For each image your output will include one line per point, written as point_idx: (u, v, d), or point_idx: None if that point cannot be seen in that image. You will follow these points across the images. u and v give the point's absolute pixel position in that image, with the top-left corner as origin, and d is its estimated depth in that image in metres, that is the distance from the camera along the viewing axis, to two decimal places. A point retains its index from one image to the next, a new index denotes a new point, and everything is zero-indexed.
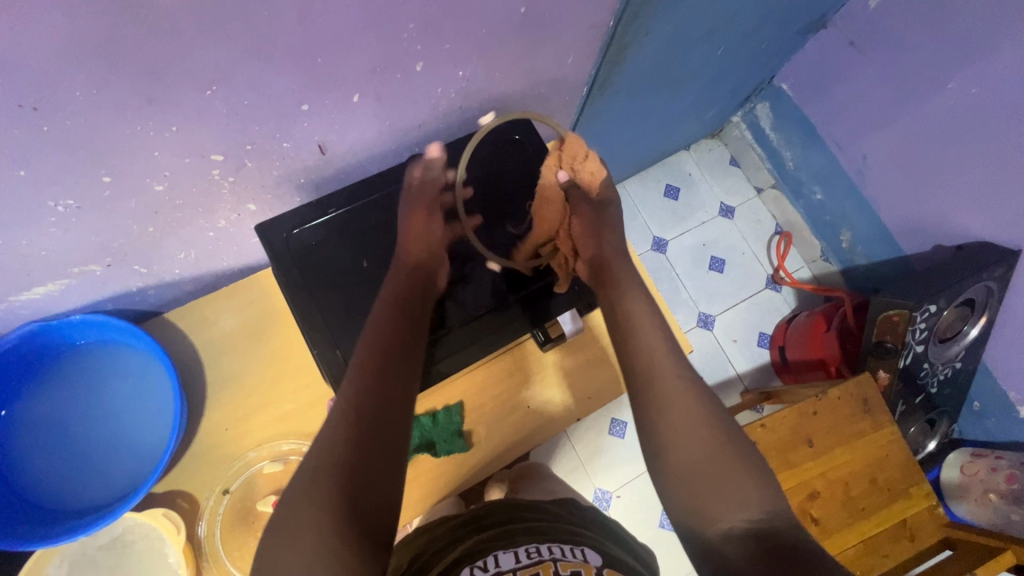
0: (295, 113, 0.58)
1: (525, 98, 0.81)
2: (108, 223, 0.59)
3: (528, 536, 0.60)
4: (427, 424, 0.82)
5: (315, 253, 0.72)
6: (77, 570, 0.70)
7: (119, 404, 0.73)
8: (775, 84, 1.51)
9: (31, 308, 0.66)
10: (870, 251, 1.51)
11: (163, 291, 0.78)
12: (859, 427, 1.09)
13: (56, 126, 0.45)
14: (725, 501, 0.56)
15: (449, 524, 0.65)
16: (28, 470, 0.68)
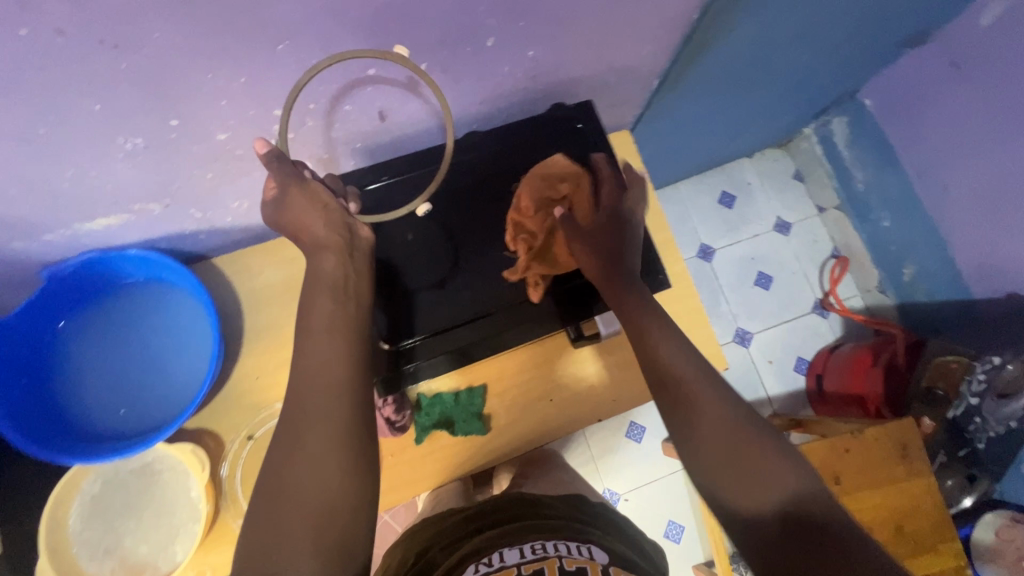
0: (361, 77, 0.57)
1: (592, 86, 0.78)
2: (171, 165, 0.60)
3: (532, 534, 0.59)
4: (449, 401, 0.82)
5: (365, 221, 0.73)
6: (107, 491, 0.72)
7: (161, 339, 0.75)
8: (857, 99, 1.42)
9: (93, 238, 0.68)
10: (933, 289, 1.41)
11: (214, 237, 0.80)
12: (892, 472, 1.03)
13: (133, 65, 0.45)
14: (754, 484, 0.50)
15: (455, 520, 0.66)
16: (75, 391, 0.72)
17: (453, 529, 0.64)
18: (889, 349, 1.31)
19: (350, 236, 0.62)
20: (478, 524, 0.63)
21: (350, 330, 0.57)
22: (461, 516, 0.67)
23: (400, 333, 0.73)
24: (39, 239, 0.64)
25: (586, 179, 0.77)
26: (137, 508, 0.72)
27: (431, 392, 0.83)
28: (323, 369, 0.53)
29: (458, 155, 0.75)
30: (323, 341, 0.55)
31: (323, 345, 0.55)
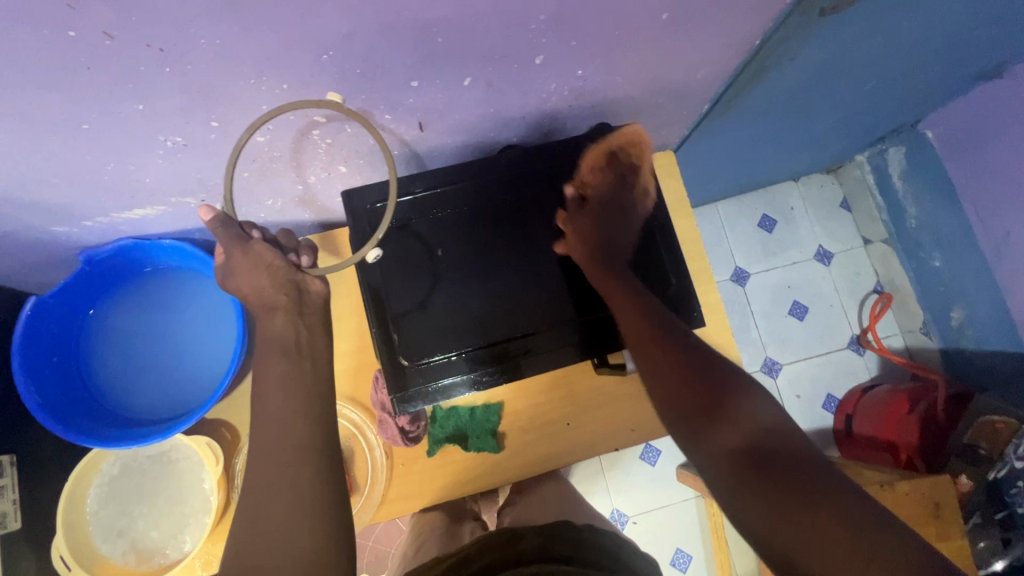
0: (403, 88, 0.56)
1: (640, 107, 0.75)
2: (209, 163, 0.60)
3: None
4: (463, 416, 0.81)
5: (393, 230, 0.70)
6: (125, 474, 0.74)
7: (186, 330, 0.76)
8: (918, 129, 1.34)
9: (130, 227, 0.69)
10: (981, 338, 1.33)
11: None
12: (921, 531, 0.98)
13: (178, 68, 0.45)
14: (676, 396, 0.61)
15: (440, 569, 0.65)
16: (104, 373, 0.74)
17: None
18: (927, 399, 1.26)
19: (299, 294, 0.64)
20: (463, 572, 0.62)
21: (304, 393, 0.60)
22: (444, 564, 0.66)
23: (418, 352, 0.69)
24: (79, 225, 0.65)
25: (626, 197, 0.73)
26: (151, 494, 0.73)
27: (447, 405, 0.82)
28: (279, 447, 0.56)
29: (494, 168, 0.71)
30: (278, 418, 0.58)
31: (274, 424, 0.58)
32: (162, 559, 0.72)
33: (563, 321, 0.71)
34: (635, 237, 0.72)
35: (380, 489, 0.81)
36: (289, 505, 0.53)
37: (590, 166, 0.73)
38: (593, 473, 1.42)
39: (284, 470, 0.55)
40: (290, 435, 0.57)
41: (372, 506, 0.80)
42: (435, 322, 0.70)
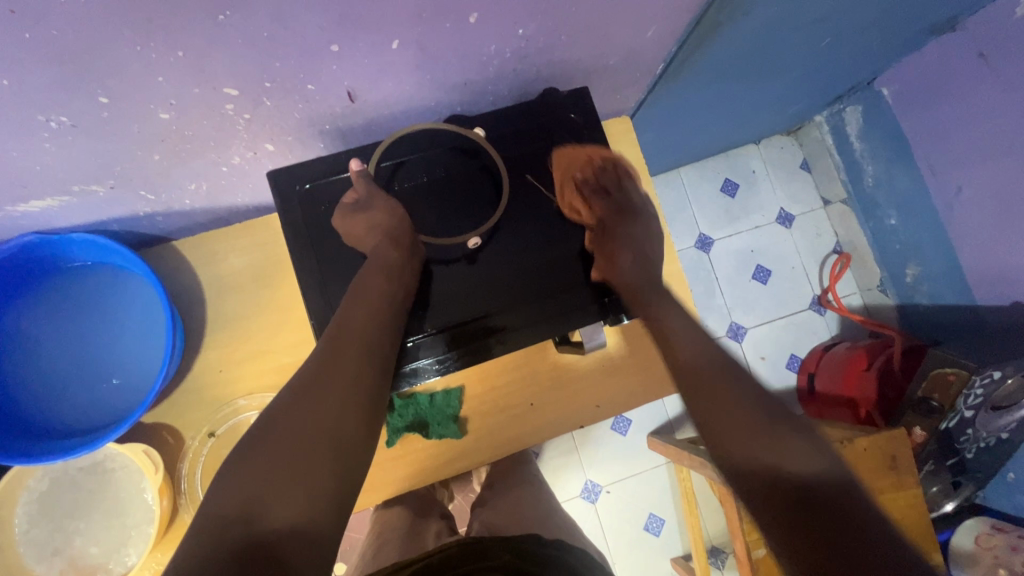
0: (323, 53, 0.50)
1: (591, 71, 0.71)
2: (108, 146, 0.53)
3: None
4: (423, 403, 0.78)
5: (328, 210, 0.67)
6: (54, 490, 0.68)
7: (111, 331, 0.70)
8: (874, 87, 1.34)
9: (29, 220, 0.62)
10: (934, 292, 1.37)
11: (172, 219, 0.74)
12: (878, 483, 1.01)
13: (41, 34, 0.38)
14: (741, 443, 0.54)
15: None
16: (19, 383, 0.67)
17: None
18: (885, 354, 1.29)
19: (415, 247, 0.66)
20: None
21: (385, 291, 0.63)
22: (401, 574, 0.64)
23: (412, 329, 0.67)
24: None
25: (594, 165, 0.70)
26: (86, 509, 0.68)
27: (406, 393, 0.78)
28: (357, 350, 0.57)
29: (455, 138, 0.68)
30: (361, 316, 0.59)
31: (353, 324, 0.59)
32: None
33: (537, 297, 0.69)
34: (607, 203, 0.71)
35: None
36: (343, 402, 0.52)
37: (588, 192, 0.73)
38: (566, 447, 1.43)
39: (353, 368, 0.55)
40: (368, 346, 0.58)
41: None
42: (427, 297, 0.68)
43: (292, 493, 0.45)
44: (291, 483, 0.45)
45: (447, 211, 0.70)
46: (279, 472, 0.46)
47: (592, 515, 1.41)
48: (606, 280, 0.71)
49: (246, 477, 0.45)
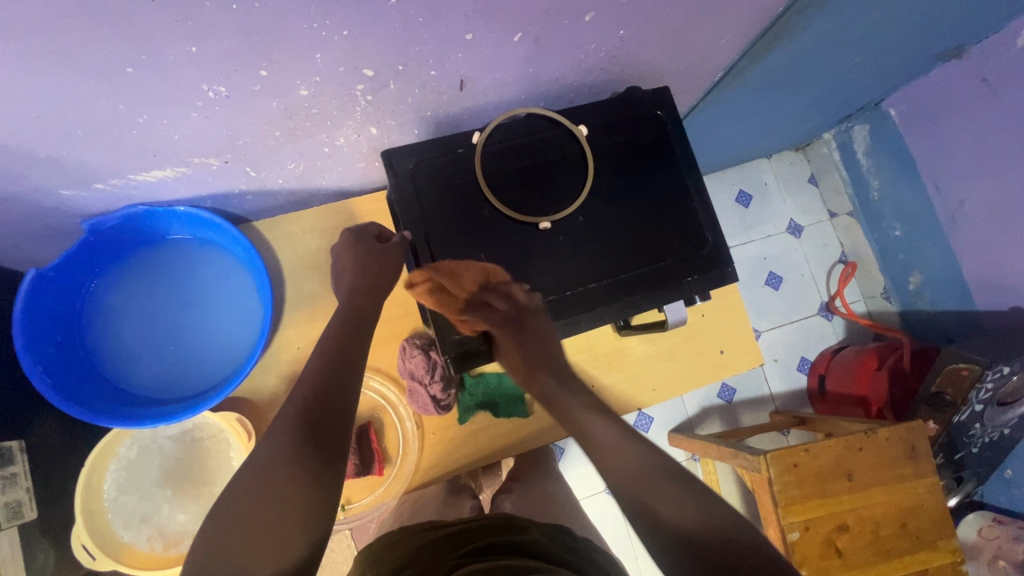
0: (457, 41, 0.55)
1: (664, 75, 0.77)
2: (244, 119, 0.57)
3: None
4: (492, 383, 0.82)
5: (422, 182, 0.63)
6: (145, 457, 0.69)
7: (200, 304, 0.72)
8: (881, 108, 1.44)
9: (141, 192, 0.64)
10: (937, 299, 1.47)
11: (259, 199, 0.77)
12: (900, 471, 1.08)
13: (244, 6, 0.42)
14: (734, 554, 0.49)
15: (428, 540, 0.68)
16: (112, 351, 0.69)
17: (435, 548, 0.66)
18: (894, 354, 1.38)
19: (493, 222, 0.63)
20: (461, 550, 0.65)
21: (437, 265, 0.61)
22: (440, 533, 0.69)
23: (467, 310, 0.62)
24: (89, 188, 0.60)
25: (670, 161, 0.68)
26: (178, 476, 0.69)
27: (476, 372, 0.82)
28: (339, 408, 0.55)
29: (545, 119, 0.66)
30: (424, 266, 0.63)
31: (343, 365, 0.58)
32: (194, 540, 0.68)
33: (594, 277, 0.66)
34: (678, 197, 0.68)
35: (412, 460, 0.80)
36: (307, 431, 0.52)
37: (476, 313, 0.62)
38: None
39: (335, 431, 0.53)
40: (353, 392, 0.57)
41: (405, 475, 0.79)
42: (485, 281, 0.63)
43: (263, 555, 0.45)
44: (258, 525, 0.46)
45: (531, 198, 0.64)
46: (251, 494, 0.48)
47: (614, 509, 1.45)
48: (678, 261, 0.67)
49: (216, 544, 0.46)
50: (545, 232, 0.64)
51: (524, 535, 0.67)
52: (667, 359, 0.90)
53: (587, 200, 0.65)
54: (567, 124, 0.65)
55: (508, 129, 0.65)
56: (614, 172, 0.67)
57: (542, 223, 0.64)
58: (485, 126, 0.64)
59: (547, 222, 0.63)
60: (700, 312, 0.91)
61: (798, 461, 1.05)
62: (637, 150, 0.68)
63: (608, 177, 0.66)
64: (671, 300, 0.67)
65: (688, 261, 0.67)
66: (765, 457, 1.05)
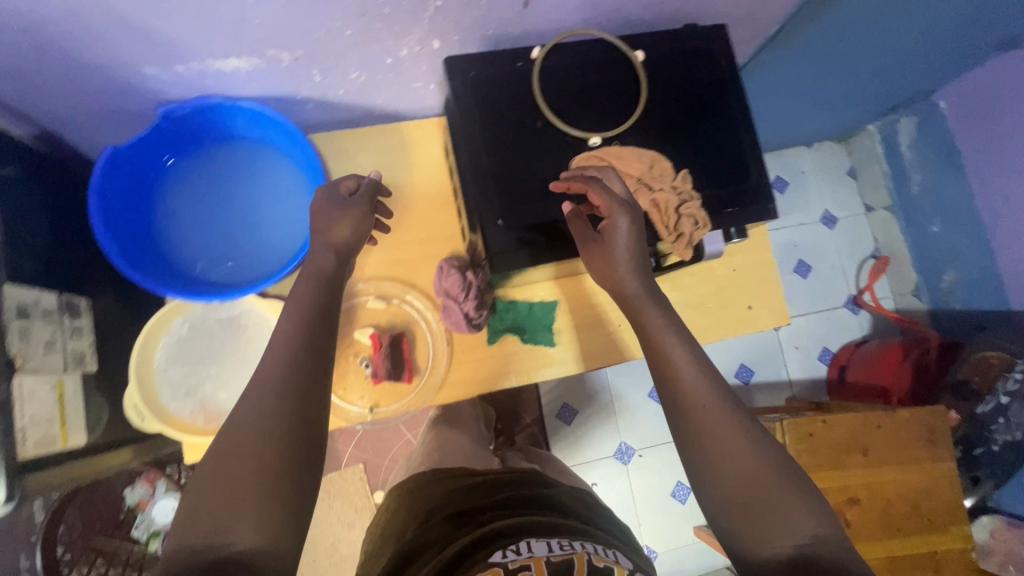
0: None
1: (721, 19, 0.78)
2: (321, 11, 0.60)
3: (522, 531, 0.58)
4: (522, 311, 0.85)
5: (484, 90, 0.65)
6: (194, 336, 0.73)
7: (255, 203, 0.76)
8: (932, 100, 1.39)
9: (214, 81, 0.68)
10: (970, 297, 1.45)
11: (318, 110, 0.81)
12: (917, 453, 1.07)
13: None
14: (773, 525, 0.52)
15: (457, 487, 0.71)
16: (173, 236, 0.74)
17: (465, 496, 0.68)
18: (919, 348, 1.37)
19: (553, 132, 0.65)
20: (491, 499, 0.66)
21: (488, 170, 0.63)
22: (474, 482, 0.71)
23: (509, 214, 0.63)
24: (171, 70, 0.64)
25: (721, 96, 0.69)
26: (224, 356, 0.73)
27: (508, 298, 0.86)
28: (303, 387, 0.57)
29: (605, 44, 0.67)
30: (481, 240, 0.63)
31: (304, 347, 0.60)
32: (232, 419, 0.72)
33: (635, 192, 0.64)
34: (726, 131, 0.69)
35: (440, 373, 0.83)
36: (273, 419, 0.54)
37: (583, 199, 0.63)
38: (604, 408, 1.48)
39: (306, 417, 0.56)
40: (314, 373, 0.59)
41: (432, 387, 0.82)
42: (531, 192, 0.64)
43: (250, 525, 0.49)
44: (240, 507, 0.50)
45: (584, 116, 0.65)
46: (230, 484, 0.51)
47: (622, 475, 1.46)
48: (719, 189, 0.67)
49: (201, 515, 0.49)
50: (595, 148, 0.65)
51: (551, 490, 0.68)
52: (694, 308, 0.91)
53: (637, 123, 0.66)
54: (625, 47, 0.66)
55: (565, 48, 0.67)
56: (665, 101, 0.68)
57: (591, 139, 0.65)
58: (545, 44, 0.66)
59: (596, 138, 0.64)
60: (731, 266, 0.93)
61: (815, 431, 1.05)
62: (690, 83, 0.69)
63: (660, 105, 0.67)
64: (710, 228, 0.66)
65: (731, 193, 0.67)
66: (782, 423, 1.05)
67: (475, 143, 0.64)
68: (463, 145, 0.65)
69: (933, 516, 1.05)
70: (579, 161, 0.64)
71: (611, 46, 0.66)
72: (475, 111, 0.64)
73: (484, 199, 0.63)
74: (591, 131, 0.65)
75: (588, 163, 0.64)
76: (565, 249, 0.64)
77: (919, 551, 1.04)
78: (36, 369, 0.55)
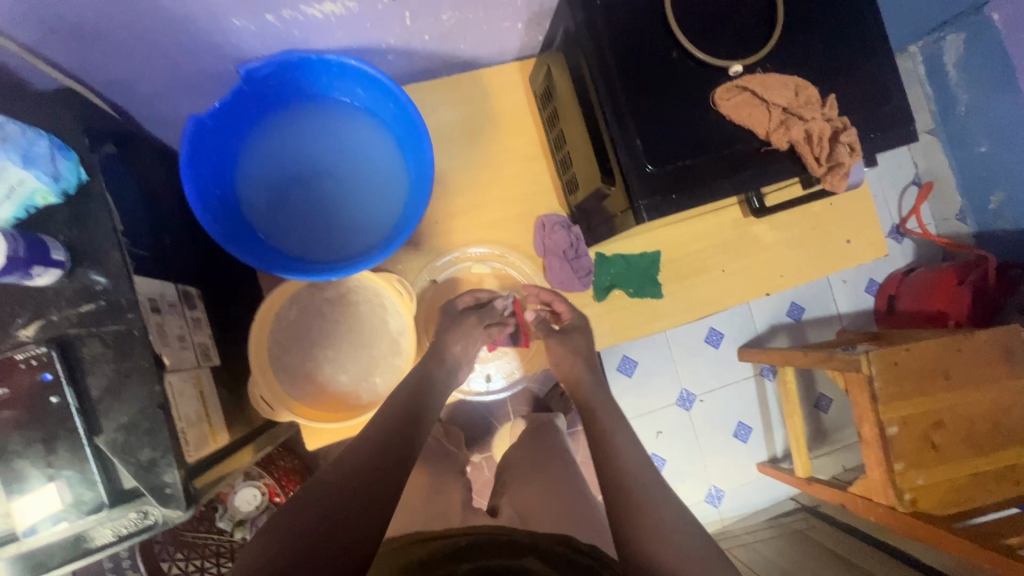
0: None
1: None
2: None
3: None
4: (624, 265, 0.82)
5: (612, 21, 0.59)
6: (304, 319, 0.68)
7: (346, 170, 0.69)
8: (984, 13, 1.27)
9: (300, 31, 0.60)
10: (1021, 217, 1.41)
11: (399, 60, 0.73)
12: (996, 372, 1.09)
13: None
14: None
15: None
16: (261, 215, 0.67)
17: None
18: (977, 270, 1.37)
19: (691, 64, 0.59)
20: None
21: (625, 112, 0.58)
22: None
23: (653, 155, 0.58)
24: (259, 19, 0.56)
25: (858, 9, 0.63)
26: (339, 337, 0.69)
27: (609, 251, 0.82)
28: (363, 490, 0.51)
29: None
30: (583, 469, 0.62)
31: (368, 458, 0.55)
32: (356, 400, 0.68)
33: (784, 125, 0.59)
34: (866, 48, 0.63)
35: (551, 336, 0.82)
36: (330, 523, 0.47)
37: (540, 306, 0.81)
38: (663, 358, 1.48)
39: (367, 508, 0.50)
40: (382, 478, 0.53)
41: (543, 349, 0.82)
42: (673, 130, 0.59)
43: None
44: None
45: (721, 43, 0.60)
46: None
47: (685, 420, 1.48)
48: (862, 114, 0.63)
49: None
50: (735, 77, 0.59)
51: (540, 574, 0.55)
52: (794, 246, 0.88)
53: (776, 46, 0.61)
54: None
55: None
56: (800, 20, 0.62)
57: (732, 68, 0.59)
58: None
59: (739, 66, 0.59)
60: (828, 200, 0.89)
61: (899, 360, 1.06)
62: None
63: (796, 25, 0.62)
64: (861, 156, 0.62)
65: (875, 118, 0.63)
66: (867, 355, 1.05)
67: (609, 84, 0.58)
68: (594, 85, 0.59)
69: (1013, 433, 1.08)
70: (719, 92, 0.59)
71: None
72: (605, 47, 0.59)
73: (625, 142, 0.58)
74: (729, 57, 0.60)
75: (732, 94, 0.59)
76: (712, 190, 0.59)
77: (1000, 468, 1.07)
78: (178, 367, 0.51)
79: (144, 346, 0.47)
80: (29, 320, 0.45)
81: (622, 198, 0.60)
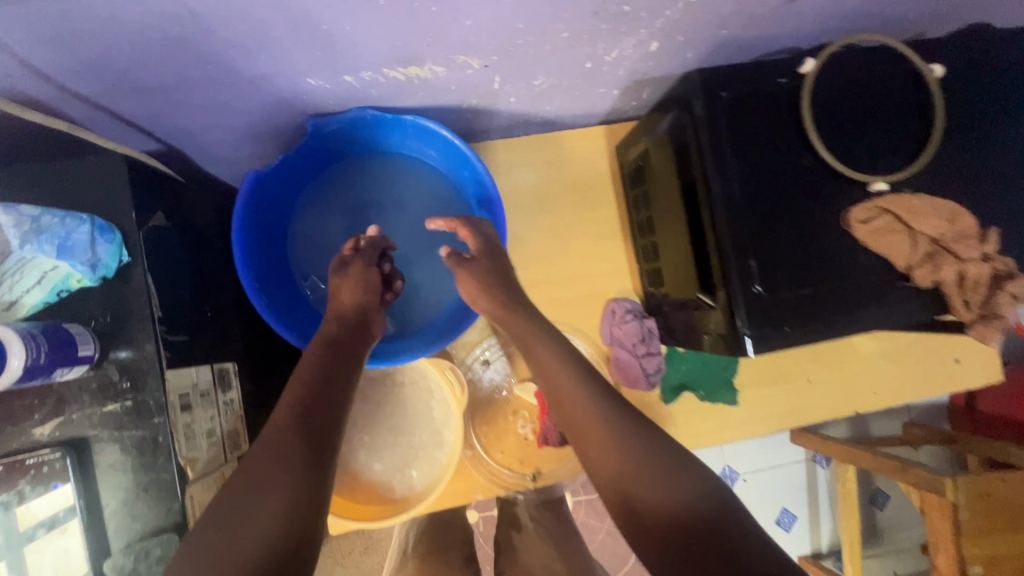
0: None
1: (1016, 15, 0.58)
2: (547, 8, 0.45)
3: None
4: (698, 364, 0.72)
5: (735, 115, 0.50)
6: None
7: (403, 231, 0.67)
8: None
9: (378, 92, 0.54)
10: None
11: (477, 120, 0.66)
12: None
13: None
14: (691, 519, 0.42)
15: None
16: (307, 259, 0.65)
17: None
18: None
19: (824, 175, 0.50)
20: None
21: (740, 224, 0.49)
22: None
23: (767, 277, 0.49)
24: (336, 80, 0.50)
25: None
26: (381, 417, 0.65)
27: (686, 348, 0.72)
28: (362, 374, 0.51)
29: (889, 57, 0.51)
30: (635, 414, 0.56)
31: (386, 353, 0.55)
32: (388, 493, 0.63)
33: (931, 257, 0.49)
34: None
35: None
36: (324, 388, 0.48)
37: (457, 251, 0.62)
38: None
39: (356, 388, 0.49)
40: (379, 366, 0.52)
41: None
42: (794, 249, 0.50)
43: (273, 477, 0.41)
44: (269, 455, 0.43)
45: (861, 153, 0.51)
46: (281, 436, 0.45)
47: None
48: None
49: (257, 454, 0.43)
50: (875, 195, 0.50)
51: None
52: (895, 360, 0.77)
53: (929, 161, 0.51)
54: (922, 62, 0.50)
55: (836, 60, 0.51)
56: (961, 132, 0.52)
57: (875, 184, 0.50)
58: (816, 55, 0.50)
59: (882, 182, 0.49)
60: None
61: (994, 490, 0.92)
62: (997, 108, 0.52)
63: (955, 139, 0.52)
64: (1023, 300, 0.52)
65: None
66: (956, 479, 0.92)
67: (726, 188, 0.50)
68: (705, 186, 0.50)
69: None
70: (855, 212, 0.50)
71: (904, 58, 0.50)
72: (724, 145, 0.50)
73: (735, 259, 0.49)
74: (868, 171, 0.50)
75: (870, 216, 0.49)
76: (833, 325, 0.50)
77: None
78: (202, 472, 0.46)
79: (166, 457, 0.42)
80: (47, 417, 0.42)
81: (723, 321, 0.51)
